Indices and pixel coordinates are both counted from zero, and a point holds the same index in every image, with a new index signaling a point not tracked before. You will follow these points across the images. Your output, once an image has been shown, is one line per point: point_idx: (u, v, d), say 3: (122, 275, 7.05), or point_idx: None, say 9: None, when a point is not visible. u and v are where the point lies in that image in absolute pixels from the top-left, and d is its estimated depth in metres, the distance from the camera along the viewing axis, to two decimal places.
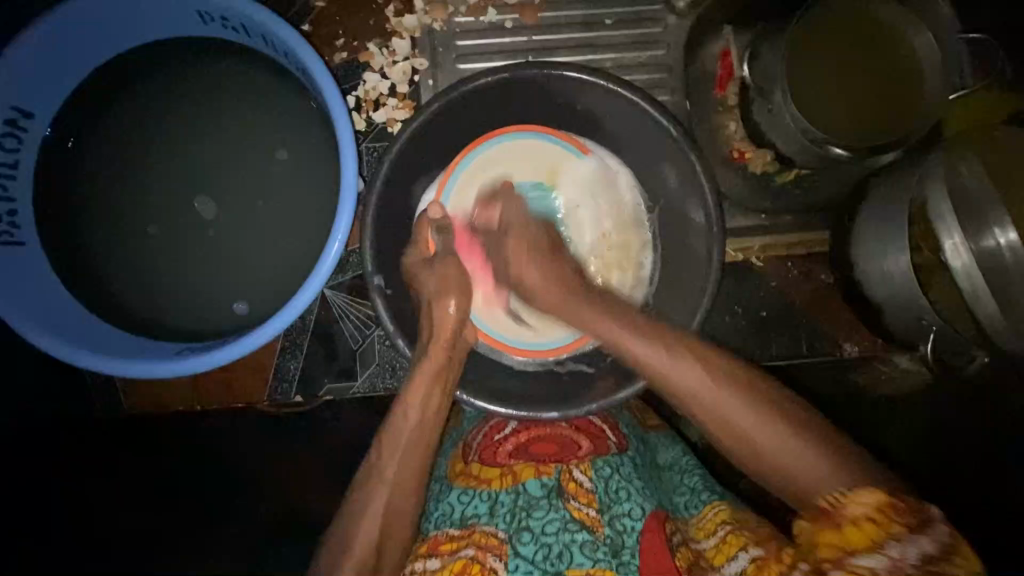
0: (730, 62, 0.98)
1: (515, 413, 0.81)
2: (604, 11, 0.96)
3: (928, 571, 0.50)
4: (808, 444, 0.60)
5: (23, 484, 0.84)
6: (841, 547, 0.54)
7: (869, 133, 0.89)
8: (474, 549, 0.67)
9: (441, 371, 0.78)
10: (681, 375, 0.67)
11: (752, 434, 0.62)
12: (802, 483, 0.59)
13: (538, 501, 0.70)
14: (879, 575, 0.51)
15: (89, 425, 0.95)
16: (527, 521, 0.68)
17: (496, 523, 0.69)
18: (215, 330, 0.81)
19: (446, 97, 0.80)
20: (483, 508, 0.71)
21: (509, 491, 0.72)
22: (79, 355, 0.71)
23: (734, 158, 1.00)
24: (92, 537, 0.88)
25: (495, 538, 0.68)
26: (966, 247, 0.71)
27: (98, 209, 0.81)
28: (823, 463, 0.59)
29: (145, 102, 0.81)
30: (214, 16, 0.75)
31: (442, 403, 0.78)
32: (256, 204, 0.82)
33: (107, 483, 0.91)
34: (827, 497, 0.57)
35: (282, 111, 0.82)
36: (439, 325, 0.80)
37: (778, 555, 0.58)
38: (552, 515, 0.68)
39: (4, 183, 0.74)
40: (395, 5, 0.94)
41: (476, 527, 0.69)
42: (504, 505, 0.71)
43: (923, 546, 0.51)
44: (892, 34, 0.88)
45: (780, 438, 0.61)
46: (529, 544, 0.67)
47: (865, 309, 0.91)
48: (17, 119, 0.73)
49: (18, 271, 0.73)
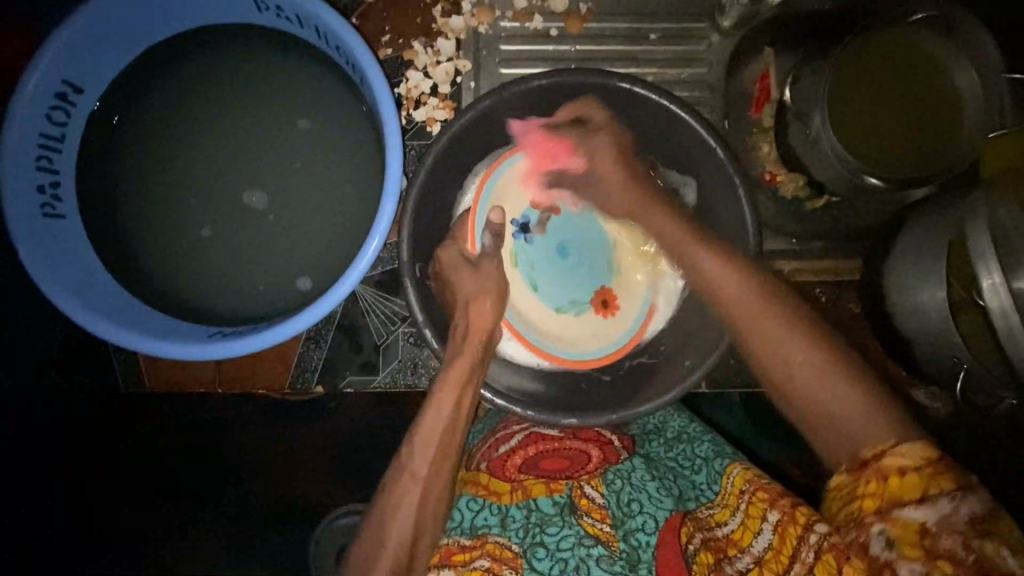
0: (768, 84, 0.97)
1: (536, 417, 0.80)
2: (649, 25, 0.97)
3: (978, 526, 0.58)
4: (848, 384, 0.69)
5: (23, 484, 0.85)
6: (896, 499, 0.61)
7: (908, 166, 0.88)
8: (489, 560, 0.71)
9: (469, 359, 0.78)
10: (724, 282, 0.78)
11: (798, 370, 0.71)
12: (852, 432, 0.67)
13: (551, 517, 0.75)
14: (930, 524, 0.58)
15: (88, 424, 0.93)
16: (541, 537, 0.73)
17: (508, 536, 0.73)
18: (246, 316, 0.82)
19: (498, 96, 0.80)
20: (494, 520, 0.75)
21: (520, 506, 0.76)
22: (113, 333, 0.71)
23: (766, 179, 1.00)
24: (92, 537, 0.91)
25: (509, 551, 0.72)
26: (1005, 287, 0.70)
27: (137, 189, 0.82)
28: (863, 406, 0.67)
29: (192, 84, 0.81)
30: (269, 5, 0.76)
31: (471, 400, 0.78)
32: (295, 196, 0.83)
33: (107, 483, 0.92)
34: (870, 450, 0.64)
35: (327, 103, 0.82)
36: (470, 319, 0.81)
37: (794, 518, 0.65)
38: (566, 531, 0.74)
39: (49, 155, 0.74)
40: (443, 5, 0.95)
41: (488, 538, 0.73)
42: (516, 520, 0.74)
43: (972, 508, 0.59)
44: (937, 71, 0.89)
45: (828, 375, 0.70)
46: (543, 559, 0.72)
47: (893, 341, 0.91)
48: (67, 92, 0.74)
49: (57, 243, 0.74)
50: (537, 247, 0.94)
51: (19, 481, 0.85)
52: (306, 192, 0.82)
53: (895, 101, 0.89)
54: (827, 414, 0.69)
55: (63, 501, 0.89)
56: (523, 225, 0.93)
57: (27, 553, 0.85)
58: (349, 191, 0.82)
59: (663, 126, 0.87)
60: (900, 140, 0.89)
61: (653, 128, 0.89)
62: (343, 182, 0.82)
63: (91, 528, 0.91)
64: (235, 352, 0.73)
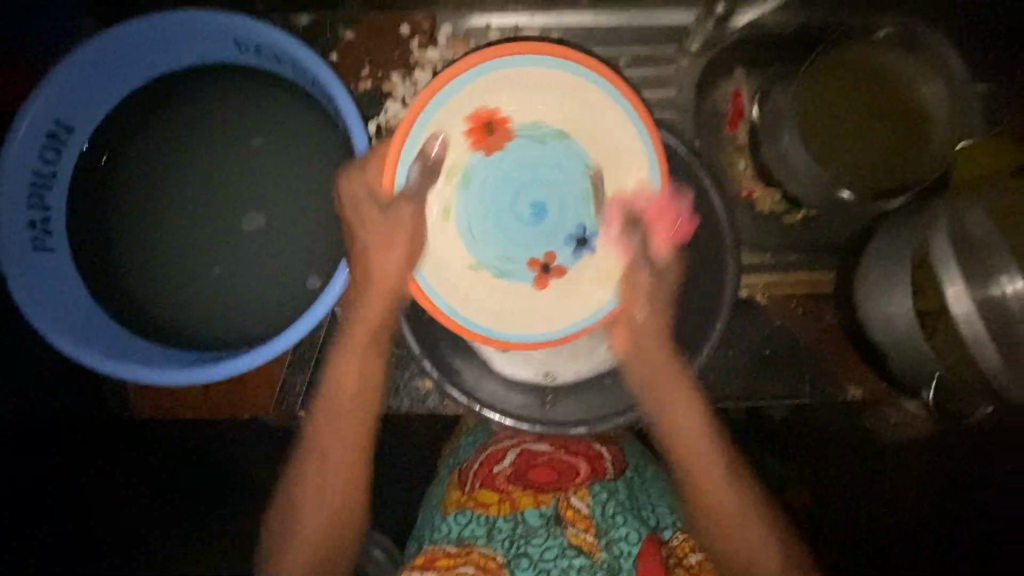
0: (741, 103, 1.01)
1: (501, 420, 0.84)
2: (620, 51, 1.00)
3: None
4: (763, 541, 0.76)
5: (19, 487, 0.93)
6: None
7: (881, 177, 0.90)
8: (473, 568, 0.75)
9: (362, 386, 0.79)
10: (683, 427, 0.79)
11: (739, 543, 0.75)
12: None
13: (536, 530, 0.78)
14: None
15: (89, 424, 0.96)
16: (525, 548, 0.77)
17: (494, 547, 0.77)
18: (230, 342, 0.84)
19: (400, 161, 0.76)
20: (481, 531, 0.78)
21: (508, 518, 0.80)
22: (100, 360, 0.74)
23: (744, 195, 1.01)
24: (89, 541, 1.01)
25: (492, 562, 0.76)
26: (966, 295, 0.73)
27: (126, 218, 0.85)
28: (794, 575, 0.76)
29: (178, 120, 0.85)
30: (249, 45, 0.80)
31: (377, 367, 0.80)
32: (281, 223, 0.86)
33: (101, 489, 1.00)
34: None
35: (310, 135, 0.86)
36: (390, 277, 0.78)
37: None
38: (551, 542, 0.77)
39: (42, 192, 0.79)
40: (420, 38, 0.99)
41: (474, 548, 0.77)
42: (502, 531, 0.78)
43: None
44: (902, 82, 0.90)
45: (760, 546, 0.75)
46: (527, 569, 0.75)
47: (867, 350, 0.92)
48: (59, 133, 0.78)
49: (51, 275, 0.78)
50: (559, 227, 0.84)
51: (15, 484, 0.92)
52: (291, 219, 0.86)
53: (866, 113, 0.91)
54: None
55: (63, 500, 0.98)
56: (579, 237, 0.84)
57: (25, 554, 0.96)
58: (334, 216, 0.85)
59: None
60: (871, 153, 0.90)
61: None
62: (327, 209, 0.85)
63: (89, 533, 1.01)
64: (215, 376, 0.75)
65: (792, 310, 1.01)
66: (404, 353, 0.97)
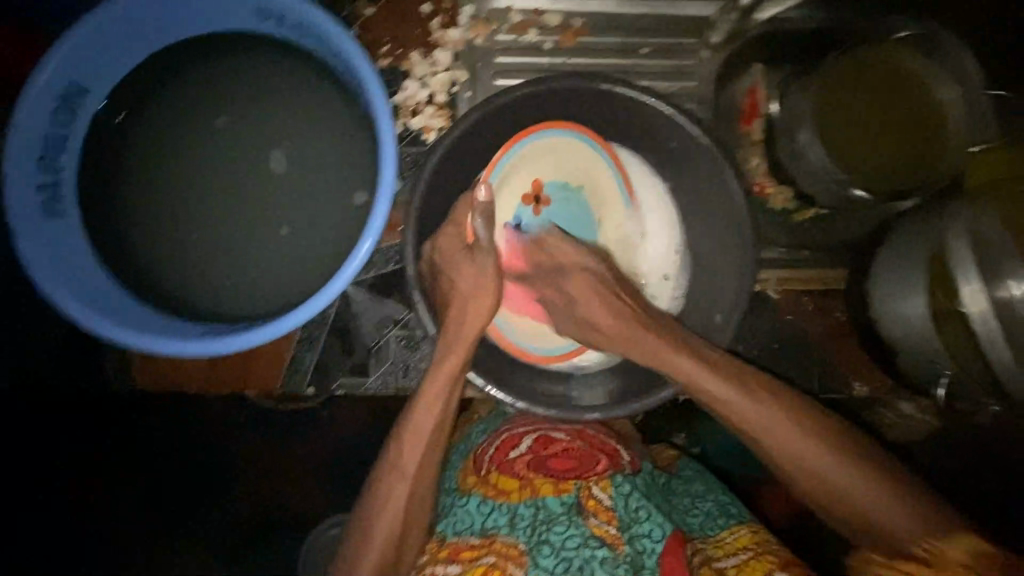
0: (757, 99, 0.99)
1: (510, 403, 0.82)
2: (640, 41, 0.99)
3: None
4: (828, 447, 0.74)
5: None
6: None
7: (900, 176, 0.90)
8: (495, 557, 0.71)
9: (440, 415, 0.77)
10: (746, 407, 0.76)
11: (812, 466, 0.73)
12: (853, 500, 0.72)
13: (558, 516, 0.73)
14: None
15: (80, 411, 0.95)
16: (546, 535, 0.72)
17: (516, 535, 0.73)
18: (242, 317, 0.83)
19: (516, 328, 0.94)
20: (503, 520, 0.74)
21: (529, 504, 0.75)
22: (108, 329, 0.73)
23: (756, 191, 1.01)
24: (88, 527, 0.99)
25: (515, 549, 0.72)
26: (984, 295, 0.74)
27: (133, 186, 0.83)
28: (864, 480, 0.71)
29: (189, 90, 0.83)
30: (272, 13, 0.78)
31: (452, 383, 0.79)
32: (290, 198, 0.84)
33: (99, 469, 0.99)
34: (917, 544, 0.67)
35: (326, 110, 0.84)
36: (470, 313, 0.81)
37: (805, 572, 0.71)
38: (572, 530, 0.72)
39: (52, 156, 0.77)
40: (441, 18, 0.98)
41: (496, 537, 0.73)
42: (524, 519, 0.74)
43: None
44: (919, 81, 0.90)
45: (828, 459, 0.73)
46: (548, 556, 0.70)
47: (877, 349, 0.94)
48: (72, 96, 0.77)
49: (59, 242, 0.76)
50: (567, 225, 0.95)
51: None
52: (307, 195, 0.84)
53: (885, 111, 0.91)
54: (848, 504, 0.72)
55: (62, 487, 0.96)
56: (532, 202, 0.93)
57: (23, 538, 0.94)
58: (348, 193, 0.84)
59: (654, 136, 0.91)
60: (886, 153, 0.90)
61: (650, 142, 0.93)
62: (341, 187, 0.84)
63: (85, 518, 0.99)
64: (227, 350, 0.74)
65: (800, 305, 1.03)
66: (414, 333, 0.99)
